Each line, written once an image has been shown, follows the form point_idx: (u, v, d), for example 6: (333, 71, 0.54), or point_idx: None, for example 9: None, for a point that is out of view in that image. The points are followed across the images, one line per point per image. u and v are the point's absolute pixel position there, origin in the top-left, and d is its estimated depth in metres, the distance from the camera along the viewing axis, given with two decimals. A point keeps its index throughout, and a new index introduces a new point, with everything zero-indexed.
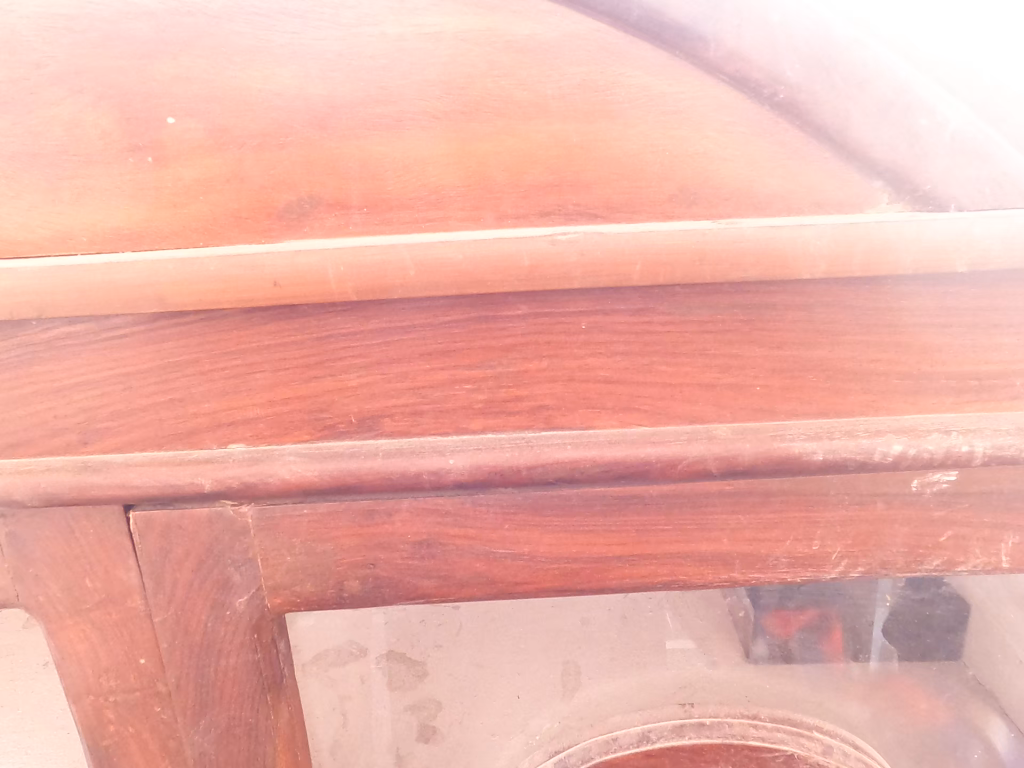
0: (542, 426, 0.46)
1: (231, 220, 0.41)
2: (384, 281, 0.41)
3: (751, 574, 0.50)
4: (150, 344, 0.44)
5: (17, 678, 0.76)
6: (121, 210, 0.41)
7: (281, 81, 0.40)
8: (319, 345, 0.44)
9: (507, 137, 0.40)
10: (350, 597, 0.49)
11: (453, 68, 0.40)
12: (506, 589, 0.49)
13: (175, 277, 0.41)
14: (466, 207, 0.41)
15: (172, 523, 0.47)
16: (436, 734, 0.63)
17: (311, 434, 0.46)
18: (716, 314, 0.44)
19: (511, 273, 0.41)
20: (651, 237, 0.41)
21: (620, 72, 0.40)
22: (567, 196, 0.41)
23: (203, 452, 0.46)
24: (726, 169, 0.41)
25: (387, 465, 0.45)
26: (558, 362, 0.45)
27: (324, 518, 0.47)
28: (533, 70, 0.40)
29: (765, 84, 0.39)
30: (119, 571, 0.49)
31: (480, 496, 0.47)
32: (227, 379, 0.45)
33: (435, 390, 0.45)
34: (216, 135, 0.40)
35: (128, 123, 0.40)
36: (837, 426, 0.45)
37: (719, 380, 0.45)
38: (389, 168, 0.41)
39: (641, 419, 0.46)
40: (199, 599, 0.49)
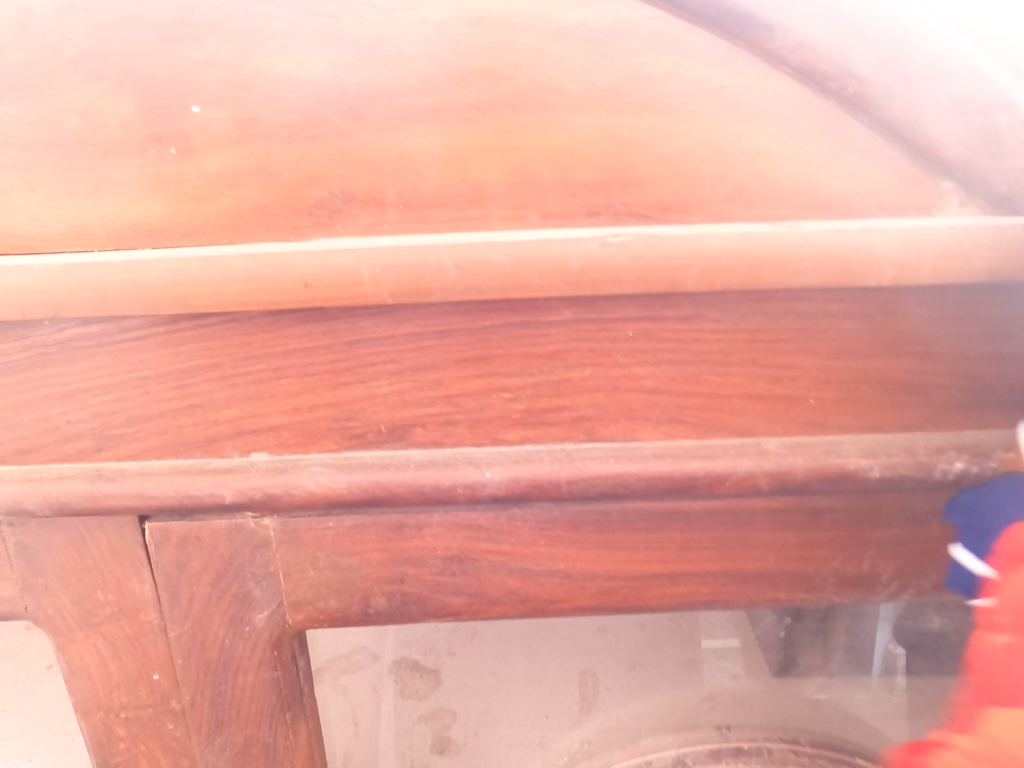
0: (582, 438, 0.43)
1: (259, 217, 0.39)
2: (422, 283, 0.39)
3: (796, 595, 0.47)
4: (170, 347, 0.41)
5: (22, 681, 0.74)
6: (140, 204, 0.39)
7: (313, 68, 0.37)
8: (347, 351, 0.42)
9: (554, 132, 0.38)
10: (376, 613, 0.47)
11: (498, 57, 0.37)
12: (539, 607, 0.47)
13: (199, 277, 0.39)
14: (508, 207, 0.39)
15: (190, 535, 0.45)
16: (451, 745, 0.62)
17: (338, 443, 0.43)
18: (769, 321, 0.41)
19: (558, 278, 0.39)
20: (707, 240, 0.38)
21: (677, 63, 0.37)
22: (616, 195, 0.39)
23: (223, 461, 0.44)
24: (786, 168, 0.38)
25: (418, 478, 0.43)
26: (601, 371, 0.42)
27: (350, 531, 0.45)
28: (584, 59, 0.37)
29: (833, 78, 0.36)
30: (133, 583, 0.46)
31: (516, 510, 0.45)
32: (251, 384, 0.42)
33: (470, 398, 0.43)
34: (244, 125, 0.38)
35: (150, 111, 0.37)
36: (894, 440, 0.43)
37: (771, 392, 0.43)
38: (427, 163, 0.38)
39: (686, 431, 0.43)
40: (216, 613, 0.47)
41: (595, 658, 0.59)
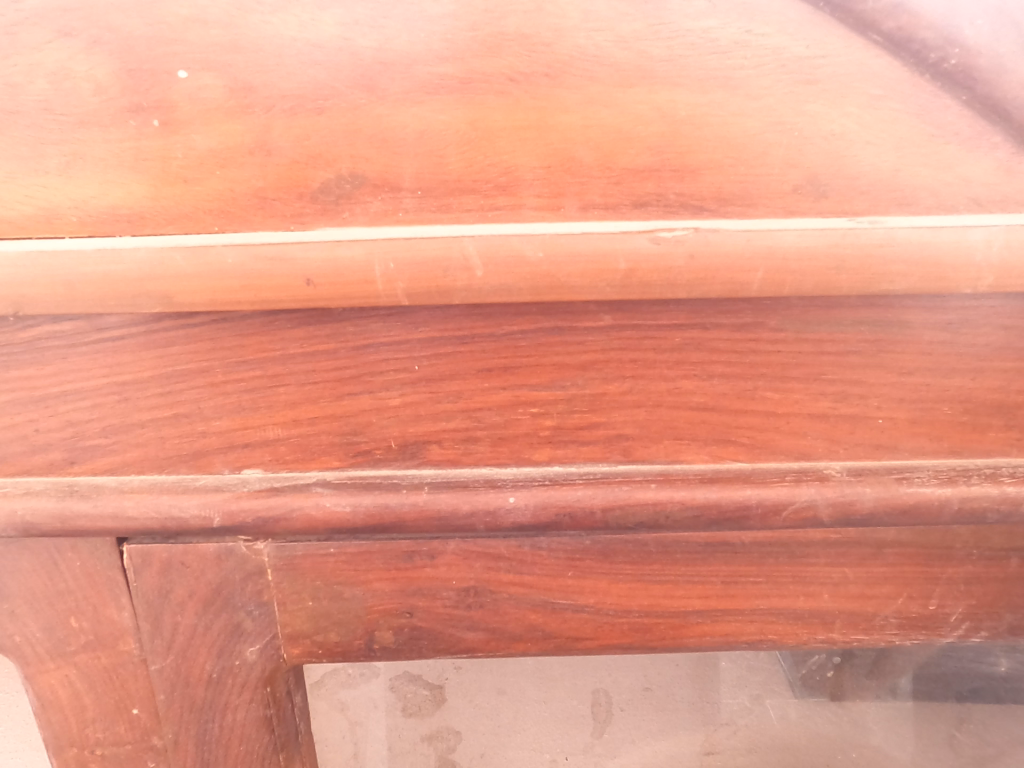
0: (619, 459, 0.38)
1: (255, 202, 0.34)
2: (443, 281, 0.34)
3: (853, 636, 0.41)
4: (152, 348, 0.36)
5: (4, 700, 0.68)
6: (119, 185, 0.33)
7: (322, 29, 0.32)
8: (355, 357, 0.37)
9: (601, 108, 0.33)
10: (381, 649, 0.42)
11: (536, 19, 0.32)
12: (564, 645, 0.42)
13: (185, 272, 0.34)
14: (543, 195, 0.34)
15: (174, 559, 0.40)
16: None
17: (341, 460, 0.38)
18: (837, 331, 0.36)
19: (603, 279, 0.34)
20: (777, 237, 0.33)
21: (747, 29, 0.32)
22: (668, 183, 0.33)
23: (213, 478, 0.39)
24: (869, 155, 0.33)
25: (433, 501, 0.38)
26: (643, 385, 0.37)
27: (354, 558, 0.40)
28: (639, 24, 0.32)
29: (934, 47, 0.31)
30: (110, 610, 0.41)
31: (543, 540, 0.40)
32: (245, 393, 0.37)
33: (493, 412, 0.38)
34: (239, 94, 0.32)
35: (129, 77, 0.32)
36: (974, 467, 0.38)
37: (834, 411, 0.37)
38: (452, 142, 0.33)
39: (737, 453, 0.38)
40: (204, 644, 0.41)
41: (608, 678, 0.57)
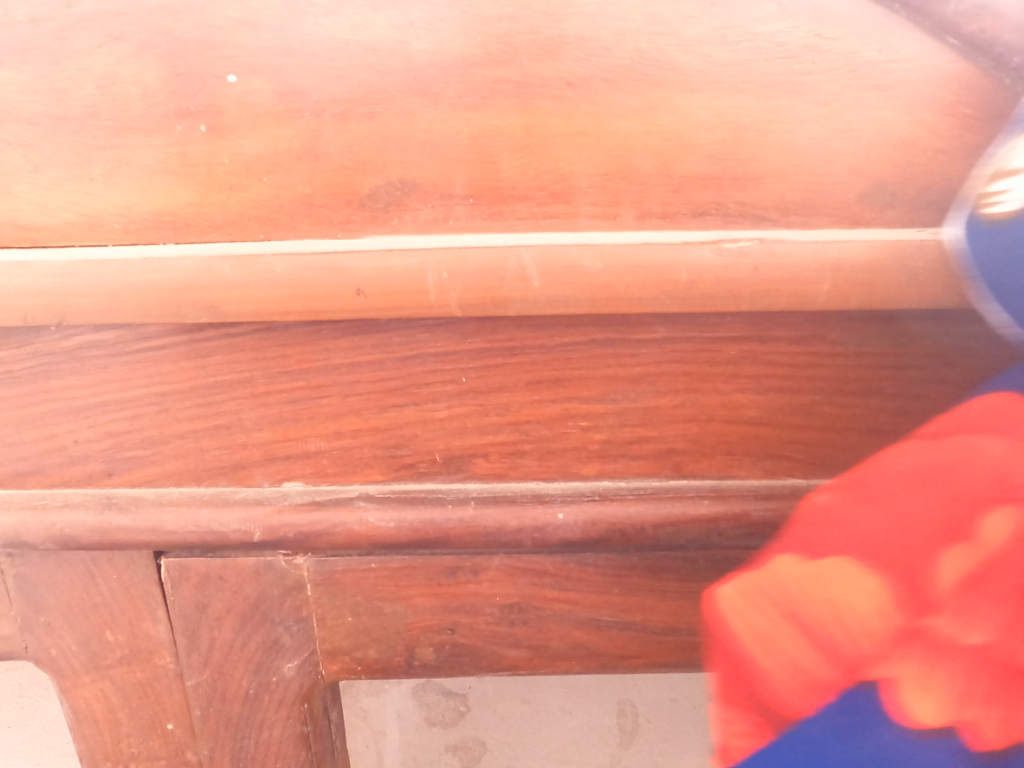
0: (669, 473, 0.37)
1: (301, 209, 0.33)
2: (497, 292, 0.33)
3: None
4: (194, 358, 0.35)
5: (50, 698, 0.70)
6: (164, 191, 0.32)
7: (375, 32, 0.31)
8: (400, 368, 0.36)
9: (661, 114, 0.32)
10: (421, 666, 0.41)
11: (597, 21, 0.31)
12: (609, 663, 0.41)
13: (231, 281, 0.33)
14: (600, 203, 0.33)
15: (212, 573, 0.39)
16: None
17: (384, 474, 0.37)
18: (900, 343, 0.35)
19: (663, 290, 0.33)
20: (847, 248, 0.32)
21: (817, 32, 0.31)
22: (729, 191, 0.32)
23: (253, 490, 0.38)
24: (940, 163, 0.32)
25: (480, 517, 0.37)
26: (697, 399, 0.36)
27: (395, 573, 0.39)
28: (703, 26, 0.31)
29: (1016, 50, 0.30)
30: (146, 624, 0.40)
31: (590, 556, 0.39)
32: (287, 404, 0.36)
33: (541, 426, 0.37)
34: (289, 98, 0.31)
35: (178, 81, 0.31)
36: None
37: (895, 427, 0.36)
38: (506, 148, 0.32)
39: (792, 469, 0.37)
40: (241, 660, 0.40)
41: None
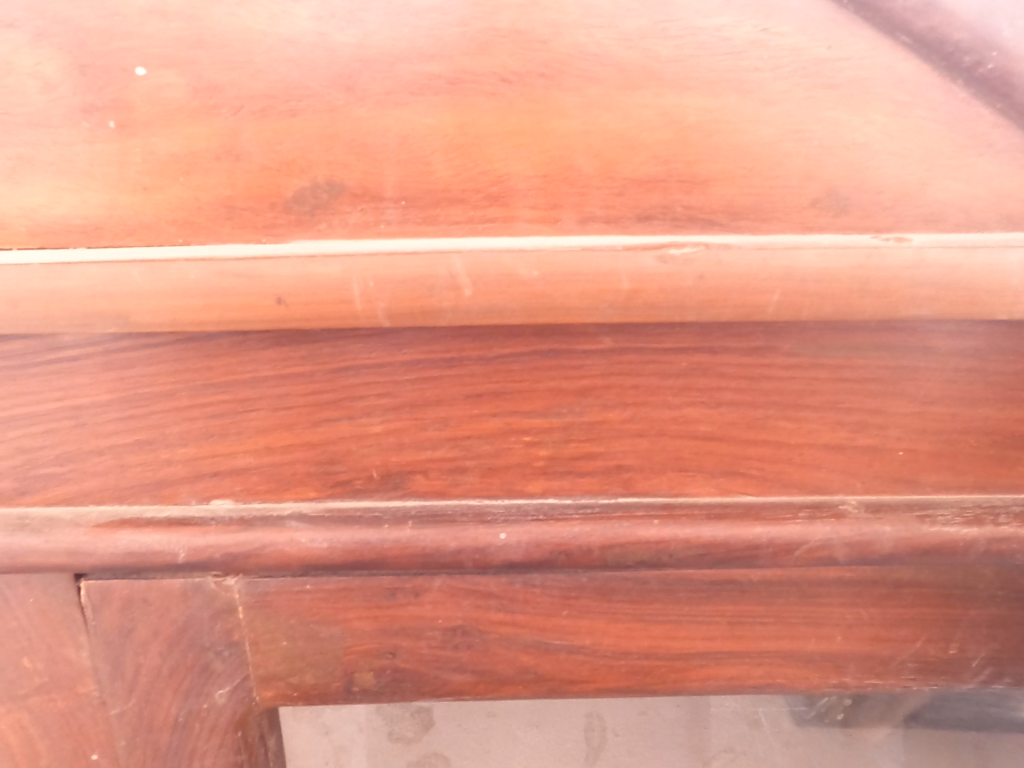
0: (619, 491, 0.35)
1: (222, 211, 0.31)
2: (428, 301, 0.31)
3: (866, 681, 0.38)
4: (111, 370, 0.33)
5: None
6: (72, 193, 0.30)
7: (295, 23, 0.29)
8: (333, 380, 0.34)
9: (602, 113, 0.30)
10: (361, 693, 0.38)
11: (532, 14, 0.29)
12: (557, 690, 0.38)
13: (143, 289, 0.31)
14: (538, 207, 0.31)
15: (136, 597, 0.36)
16: None
17: (318, 490, 0.35)
18: (857, 356, 0.33)
19: (604, 299, 0.31)
20: (797, 257, 0.30)
21: (763, 28, 0.29)
22: (675, 195, 0.31)
23: (178, 509, 0.35)
24: (894, 167, 0.30)
25: (417, 538, 0.35)
26: (645, 412, 0.34)
27: (332, 596, 0.37)
28: (645, 21, 0.29)
29: (968, 49, 0.28)
30: (67, 649, 0.37)
31: (536, 576, 0.37)
32: (213, 418, 0.34)
33: (482, 441, 0.35)
34: (203, 94, 0.29)
35: (81, 74, 0.29)
36: (1001, 503, 0.35)
37: (852, 442, 0.34)
38: (438, 148, 0.30)
39: (745, 486, 0.35)
40: (168, 687, 0.38)
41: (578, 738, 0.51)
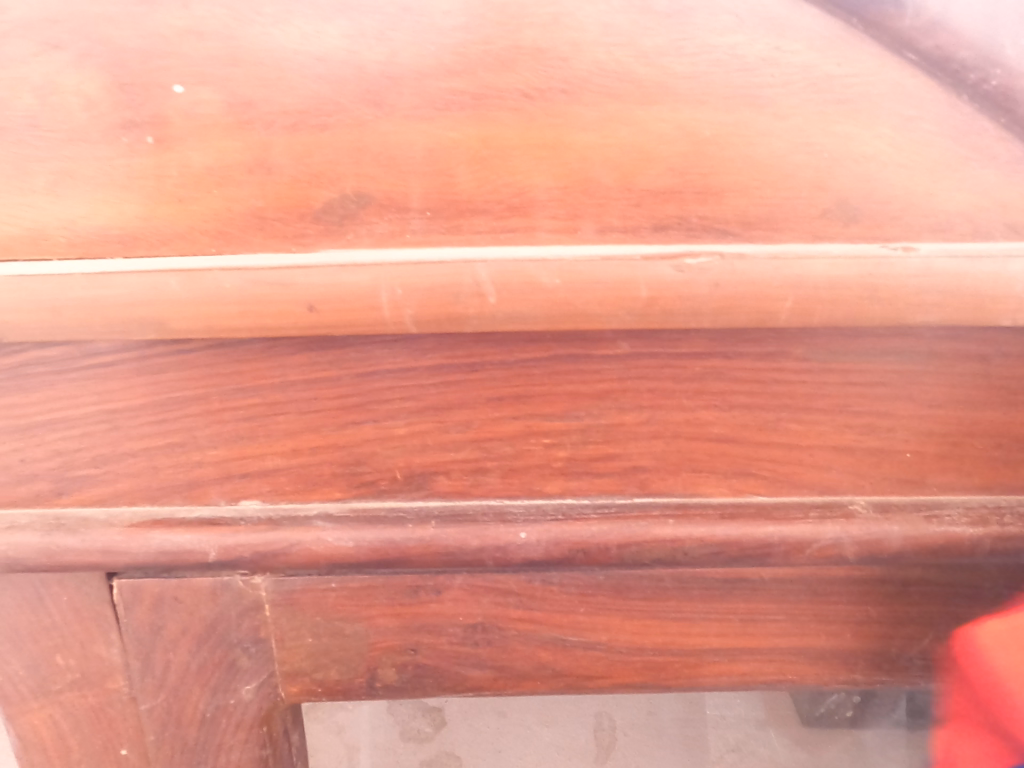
0: (635, 491, 0.36)
1: (254, 221, 0.32)
2: (454, 309, 0.32)
3: (875, 677, 0.39)
4: (145, 375, 0.34)
5: None
6: (111, 204, 0.31)
7: (326, 41, 0.30)
8: (359, 384, 0.35)
9: (619, 127, 0.31)
10: (383, 688, 0.39)
11: (553, 32, 0.30)
12: (574, 685, 0.40)
13: (179, 297, 0.32)
14: (558, 217, 0.32)
15: (166, 595, 0.37)
16: None
17: (344, 491, 0.36)
18: (865, 360, 0.34)
19: (622, 306, 0.32)
20: (808, 266, 0.32)
21: (775, 46, 0.30)
22: (691, 206, 0.32)
23: (208, 509, 0.36)
24: (901, 179, 0.31)
25: (439, 537, 0.36)
26: (661, 415, 0.35)
27: (356, 594, 0.38)
28: (662, 38, 0.30)
29: (973, 67, 0.30)
30: (98, 646, 0.38)
31: (553, 574, 0.38)
32: (242, 421, 0.35)
33: (503, 443, 0.36)
34: (237, 109, 0.31)
35: (121, 91, 0.30)
36: (1007, 504, 0.36)
37: (860, 444, 0.36)
38: (462, 161, 0.31)
39: (758, 486, 0.36)
40: (197, 682, 0.39)
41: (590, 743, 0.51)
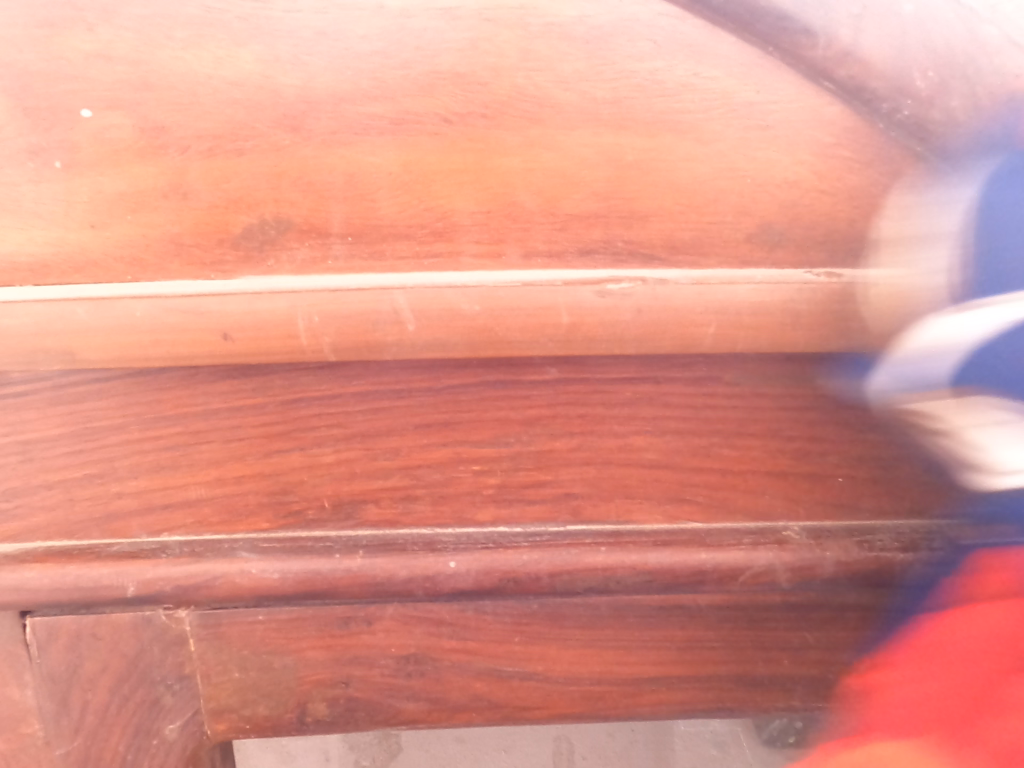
0: (567, 519, 0.36)
1: (170, 248, 0.31)
2: (372, 335, 0.32)
3: (814, 705, 0.39)
4: (59, 405, 0.33)
5: None
6: (18, 230, 0.31)
7: (240, 65, 0.30)
8: (283, 411, 0.34)
9: (541, 153, 0.31)
10: (315, 723, 0.38)
11: (471, 57, 0.30)
12: (511, 717, 0.39)
13: (88, 327, 0.31)
14: (483, 242, 0.32)
15: (84, 632, 0.36)
16: None
17: (271, 522, 0.35)
18: (794, 385, 0.35)
19: (545, 333, 0.32)
20: (732, 292, 0.32)
21: (695, 72, 0.30)
22: (616, 230, 0.32)
23: (128, 543, 0.35)
24: (824, 204, 0.32)
25: (368, 567, 0.35)
26: (592, 441, 0.35)
27: (285, 626, 0.37)
28: (581, 64, 0.30)
29: (886, 97, 0.29)
30: (11, 688, 0.37)
31: (487, 603, 0.37)
32: (164, 450, 0.34)
33: (432, 470, 0.35)
34: (151, 134, 0.30)
35: (25, 115, 0.29)
36: (937, 527, 0.36)
37: (794, 468, 0.36)
38: (382, 184, 0.31)
39: (692, 513, 0.36)
40: (117, 726, 0.37)
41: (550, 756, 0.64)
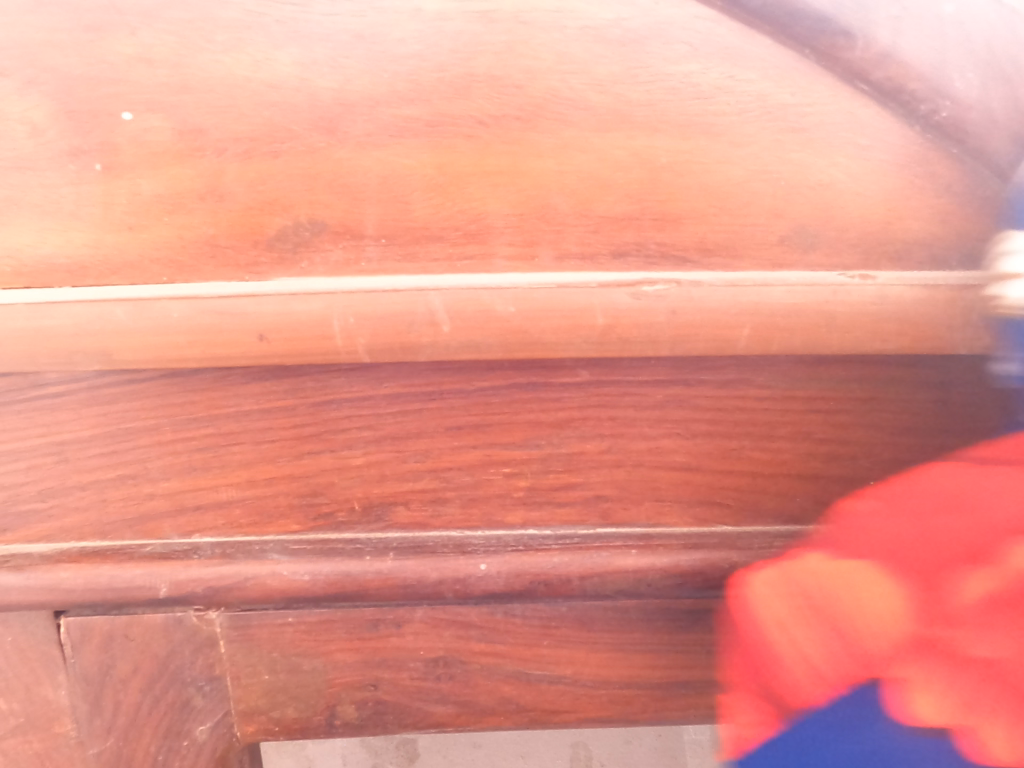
0: (597, 522, 0.36)
1: (205, 250, 0.31)
2: (406, 336, 0.32)
3: None
4: (94, 406, 0.33)
5: None
6: (57, 232, 0.31)
7: (278, 68, 0.30)
8: (314, 414, 0.34)
9: (575, 154, 0.31)
10: (343, 726, 0.38)
11: (508, 60, 0.30)
12: (538, 720, 0.39)
13: (126, 326, 0.31)
14: (516, 244, 0.32)
15: (117, 632, 0.36)
16: None
17: (301, 523, 0.35)
18: (827, 387, 0.34)
19: (579, 334, 0.32)
20: (765, 294, 0.32)
21: (730, 74, 0.30)
22: (649, 232, 0.32)
23: (160, 543, 0.35)
24: (858, 205, 0.31)
25: (398, 569, 0.35)
26: (622, 443, 0.35)
27: (314, 627, 0.37)
28: (617, 66, 0.30)
29: (924, 98, 0.30)
30: (44, 687, 0.37)
31: (516, 607, 0.37)
32: (197, 451, 0.34)
33: (463, 472, 0.35)
34: (189, 136, 0.30)
35: (68, 118, 0.30)
36: None
37: (825, 471, 0.35)
38: (417, 186, 0.31)
39: (722, 516, 0.36)
40: (148, 726, 0.37)
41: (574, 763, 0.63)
